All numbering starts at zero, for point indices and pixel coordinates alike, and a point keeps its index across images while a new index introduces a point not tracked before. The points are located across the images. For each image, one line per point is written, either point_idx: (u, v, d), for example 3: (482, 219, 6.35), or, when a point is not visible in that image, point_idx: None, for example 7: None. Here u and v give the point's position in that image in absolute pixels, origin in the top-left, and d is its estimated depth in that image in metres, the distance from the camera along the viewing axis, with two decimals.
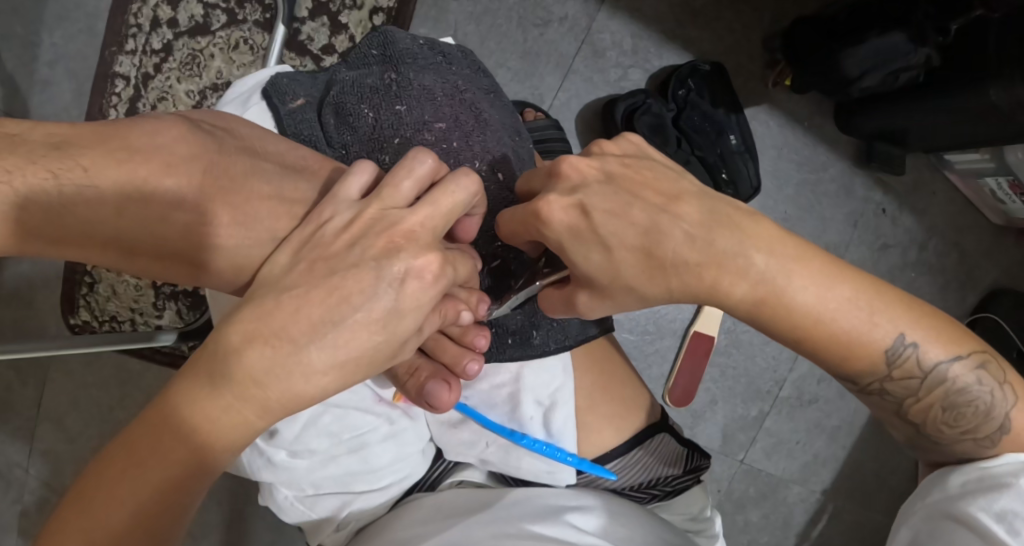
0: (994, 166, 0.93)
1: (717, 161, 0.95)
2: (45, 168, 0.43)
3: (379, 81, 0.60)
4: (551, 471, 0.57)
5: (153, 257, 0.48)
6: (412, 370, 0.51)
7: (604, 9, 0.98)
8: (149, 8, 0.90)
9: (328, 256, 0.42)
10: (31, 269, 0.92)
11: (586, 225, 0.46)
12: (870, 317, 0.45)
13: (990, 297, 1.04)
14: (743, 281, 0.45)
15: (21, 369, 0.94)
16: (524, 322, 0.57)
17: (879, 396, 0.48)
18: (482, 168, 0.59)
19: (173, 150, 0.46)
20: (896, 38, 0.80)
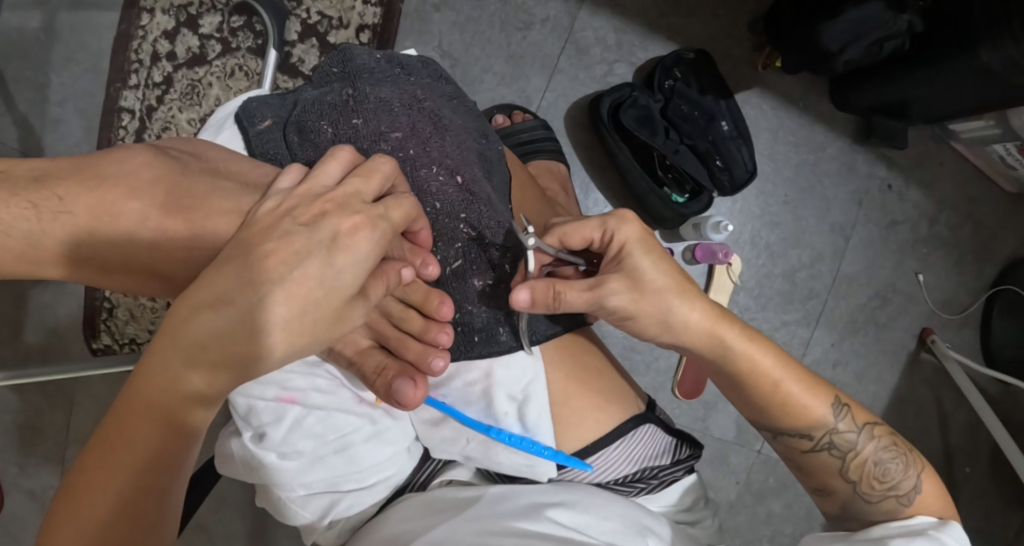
0: (1000, 132, 0.90)
1: (709, 148, 0.95)
2: (25, 200, 0.46)
3: (338, 97, 0.62)
4: (531, 464, 0.58)
5: (128, 272, 0.51)
6: (380, 369, 0.54)
7: (585, 6, 0.99)
8: (149, 43, 0.95)
9: (258, 229, 0.45)
10: (54, 299, 0.98)
11: (648, 243, 0.56)
12: (813, 389, 0.59)
13: (1010, 268, 1.01)
14: (729, 332, 0.57)
15: (50, 394, 0.99)
16: (490, 320, 0.59)
17: (827, 453, 0.59)
18: (440, 173, 0.60)
19: (138, 174, 0.49)
20: (872, 8, 0.76)
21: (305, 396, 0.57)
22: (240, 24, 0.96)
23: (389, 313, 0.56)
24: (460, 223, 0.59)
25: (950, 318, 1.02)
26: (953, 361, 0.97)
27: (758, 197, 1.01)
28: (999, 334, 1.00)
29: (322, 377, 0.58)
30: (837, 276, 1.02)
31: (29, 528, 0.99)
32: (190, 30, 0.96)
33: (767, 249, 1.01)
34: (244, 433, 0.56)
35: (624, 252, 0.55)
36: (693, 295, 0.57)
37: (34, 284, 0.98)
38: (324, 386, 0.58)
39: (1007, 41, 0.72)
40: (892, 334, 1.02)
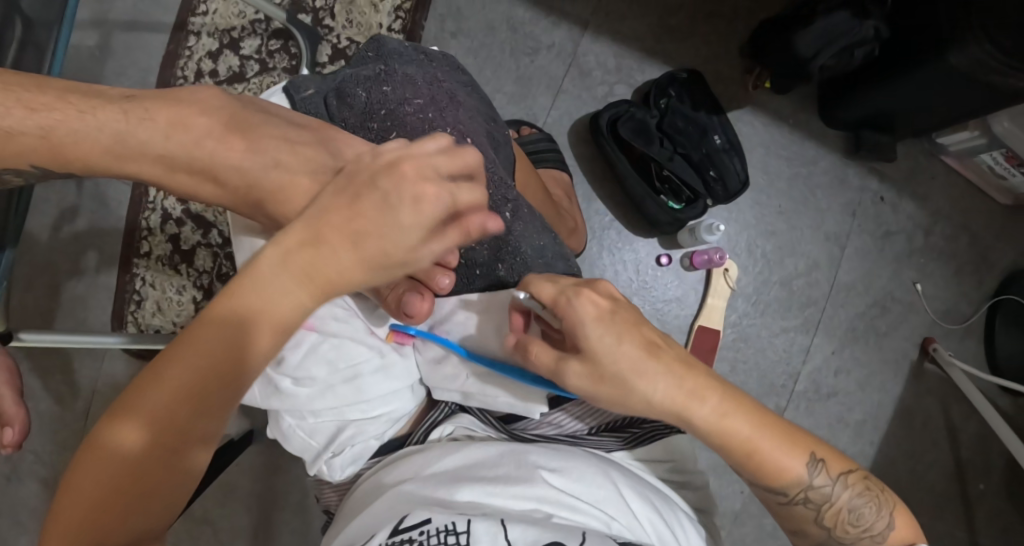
0: (987, 142, 0.95)
1: (703, 159, 1.01)
2: (119, 108, 0.49)
3: (371, 71, 0.70)
4: (524, 399, 0.61)
5: (199, 175, 0.52)
6: (392, 285, 0.60)
7: (588, 34, 1.08)
8: (194, 62, 1.08)
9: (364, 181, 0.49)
10: (86, 291, 1.05)
11: (607, 318, 0.52)
12: (789, 447, 0.53)
13: (1009, 278, 1.03)
14: (702, 406, 0.51)
15: (72, 383, 1.04)
16: (490, 257, 0.65)
17: (801, 507, 0.55)
18: (453, 134, 0.68)
19: (208, 101, 0.53)
20: (841, 16, 0.84)
21: (322, 324, 0.60)
22: (277, 47, 1.08)
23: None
24: None
25: (952, 328, 1.03)
26: (958, 369, 0.97)
27: (753, 207, 1.05)
28: (1003, 343, 1.01)
29: (339, 306, 0.62)
30: (834, 284, 1.04)
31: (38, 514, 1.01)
32: (232, 51, 1.08)
33: (763, 257, 1.04)
34: None
35: (581, 329, 0.51)
36: (660, 365, 0.51)
37: (70, 278, 1.05)
38: (340, 314, 0.62)
39: (974, 42, 0.77)
40: (893, 343, 1.03)
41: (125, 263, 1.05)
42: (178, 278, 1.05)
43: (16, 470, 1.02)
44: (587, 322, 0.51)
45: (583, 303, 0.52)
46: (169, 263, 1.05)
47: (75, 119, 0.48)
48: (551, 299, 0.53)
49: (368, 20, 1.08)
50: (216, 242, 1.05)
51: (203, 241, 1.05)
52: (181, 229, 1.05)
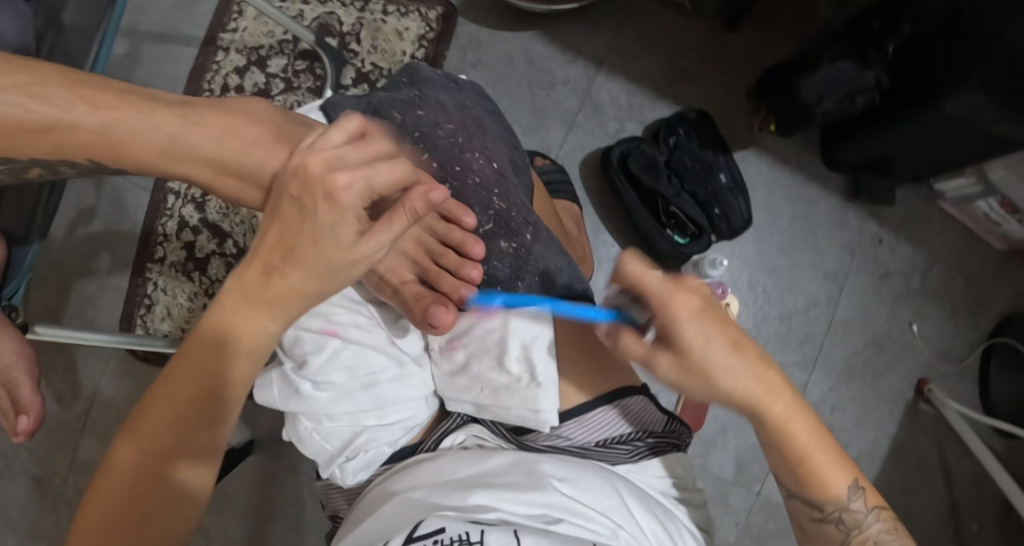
0: (982, 188, 1.00)
1: (708, 197, 1.04)
2: (176, 112, 0.51)
3: (406, 95, 0.73)
4: (537, 412, 0.62)
5: (246, 180, 0.54)
6: (418, 296, 0.66)
7: (602, 72, 1.13)
8: (221, 76, 1.12)
9: (292, 186, 0.51)
10: (97, 292, 1.07)
11: (705, 316, 0.55)
12: (837, 464, 0.56)
13: (1004, 322, 1.06)
14: (779, 403, 0.55)
15: (75, 382, 1.07)
16: (510, 274, 0.70)
17: (833, 526, 0.57)
18: (480, 158, 0.71)
19: (258, 112, 0.55)
20: (843, 65, 0.89)
21: (344, 331, 0.63)
22: (303, 67, 1.11)
23: (429, 252, 0.70)
24: (493, 196, 0.70)
25: (947, 369, 1.06)
26: (952, 409, 1.00)
27: (755, 244, 1.09)
28: (999, 386, 1.03)
29: (362, 316, 0.66)
30: (832, 322, 1.07)
31: (31, 514, 1.05)
32: (258, 69, 1.12)
33: (764, 293, 1.07)
34: (285, 363, 0.62)
35: (680, 327, 0.54)
36: (745, 359, 0.55)
37: (81, 278, 1.08)
38: (363, 323, 0.65)
39: (968, 91, 0.81)
40: (889, 381, 1.05)
41: (138, 268, 1.07)
42: (189, 284, 1.06)
43: (8, 467, 1.06)
44: (693, 323, 0.55)
45: (693, 305, 0.55)
46: (183, 270, 1.06)
47: (137, 120, 0.49)
48: (657, 291, 0.56)
49: (392, 47, 1.12)
50: (229, 252, 1.06)
51: (218, 250, 1.07)
52: (196, 238, 1.07)
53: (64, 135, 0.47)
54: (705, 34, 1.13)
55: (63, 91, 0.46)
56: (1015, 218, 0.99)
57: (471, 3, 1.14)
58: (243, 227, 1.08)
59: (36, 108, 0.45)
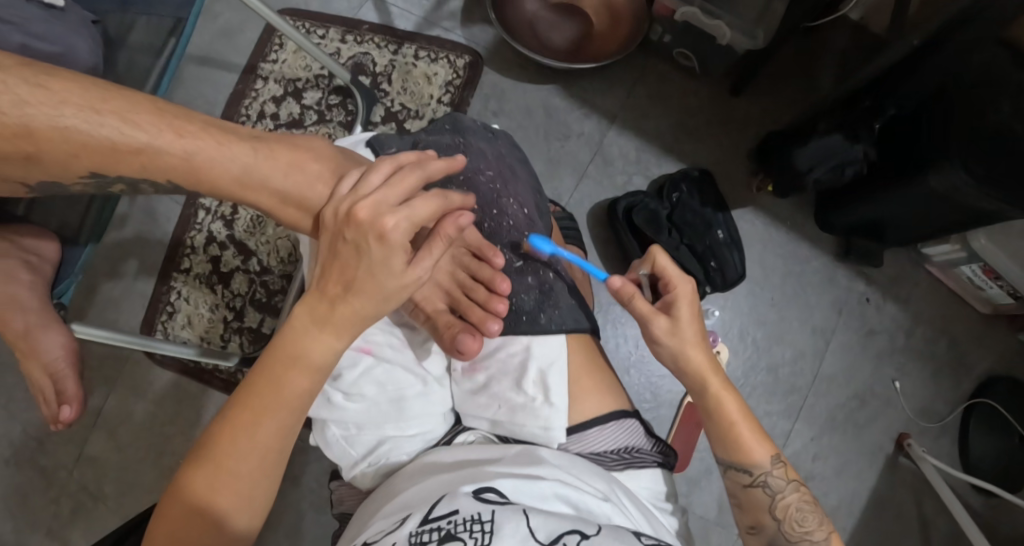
0: (966, 255, 1.07)
1: (706, 251, 1.11)
2: (250, 145, 0.60)
3: (451, 141, 0.84)
4: (547, 429, 0.70)
5: (302, 210, 0.63)
6: (449, 324, 0.77)
7: (613, 128, 1.21)
8: (258, 104, 1.19)
9: (347, 223, 0.60)
10: (121, 294, 1.13)
11: (689, 301, 0.73)
12: (760, 436, 0.70)
13: (984, 384, 1.12)
14: (717, 380, 0.71)
15: (90, 379, 1.12)
16: (535, 307, 0.77)
17: (760, 489, 0.69)
18: (513, 203, 0.83)
19: (316, 148, 0.65)
20: (833, 139, 0.98)
21: (377, 350, 0.75)
22: (336, 102, 1.19)
23: (462, 286, 0.80)
24: (523, 235, 0.82)
25: (928, 426, 1.12)
26: (930, 464, 1.05)
27: (748, 296, 1.15)
28: (976, 446, 1.09)
29: (394, 339, 0.77)
30: (818, 375, 1.13)
31: (35, 503, 1.09)
32: (294, 99, 1.19)
33: (754, 343, 1.14)
34: None
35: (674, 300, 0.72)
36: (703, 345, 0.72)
37: (108, 279, 1.14)
38: (395, 343, 0.77)
39: (948, 168, 0.86)
40: (870, 434, 1.11)
41: (164, 276, 1.13)
42: (211, 296, 1.13)
43: (15, 456, 1.11)
44: (680, 306, 0.72)
45: (681, 291, 0.72)
46: (207, 282, 1.13)
47: (215, 150, 0.58)
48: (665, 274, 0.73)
49: (420, 90, 1.20)
50: (253, 269, 1.13)
51: (242, 266, 1.13)
52: (222, 253, 1.14)
53: (152, 157, 0.56)
54: (712, 97, 1.22)
55: (154, 120, 0.55)
56: (998, 284, 1.06)
57: (497, 54, 1.23)
58: (268, 247, 1.14)
59: (133, 133, 0.54)
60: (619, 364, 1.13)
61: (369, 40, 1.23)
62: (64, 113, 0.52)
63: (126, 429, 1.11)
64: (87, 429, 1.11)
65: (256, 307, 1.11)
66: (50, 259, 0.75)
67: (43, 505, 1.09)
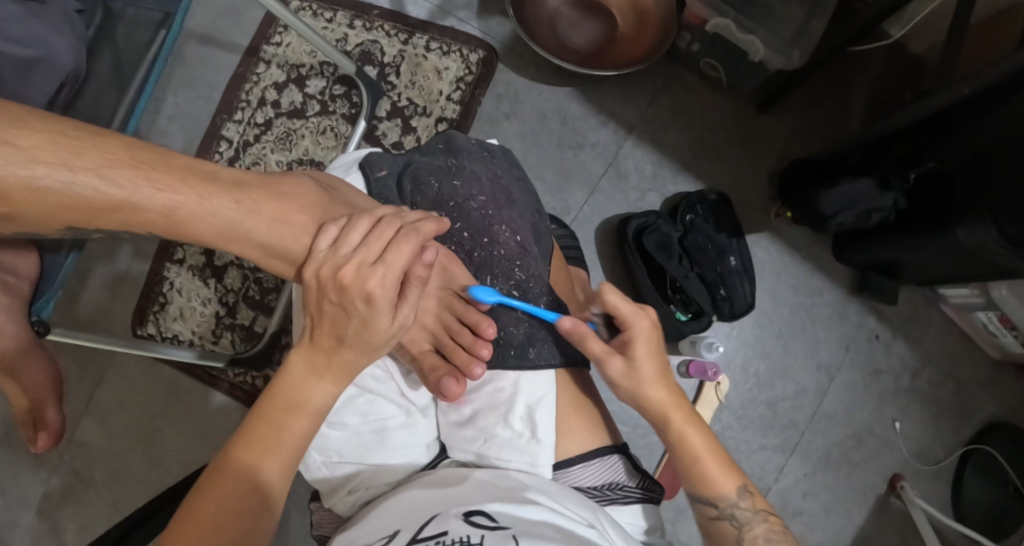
0: (983, 302, 1.02)
1: (716, 278, 1.08)
2: (230, 195, 0.59)
3: (444, 163, 0.79)
4: (531, 465, 0.66)
5: (286, 261, 0.63)
6: (434, 366, 0.72)
7: (631, 139, 1.17)
8: (259, 89, 1.13)
9: (337, 278, 0.58)
10: (113, 281, 1.10)
11: (651, 335, 0.65)
12: (725, 467, 0.62)
13: (986, 430, 1.10)
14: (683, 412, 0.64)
15: (81, 365, 1.11)
16: (524, 340, 0.72)
17: (727, 522, 0.61)
18: (505, 231, 0.76)
19: (305, 198, 0.63)
20: (864, 184, 0.92)
21: (362, 380, 0.71)
22: (340, 93, 1.13)
23: (446, 327, 0.75)
24: (513, 267, 0.75)
25: (923, 468, 1.10)
26: (919, 508, 1.04)
27: (754, 326, 1.13)
28: (972, 492, 1.07)
29: (378, 368, 0.73)
30: (818, 411, 1.11)
31: (23, 483, 1.09)
32: (297, 87, 1.13)
33: (756, 375, 1.12)
34: None
35: (634, 339, 0.64)
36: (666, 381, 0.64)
37: (100, 263, 1.11)
38: (379, 375, 0.72)
39: (981, 226, 0.81)
40: (864, 474, 1.09)
41: (159, 265, 1.10)
42: (206, 289, 1.11)
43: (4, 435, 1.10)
44: (640, 342, 0.64)
45: (642, 324, 0.64)
46: (201, 275, 1.10)
47: (195, 204, 0.57)
48: (628, 310, 0.64)
49: (430, 85, 1.14)
50: (248, 265, 1.10)
51: (236, 261, 1.11)
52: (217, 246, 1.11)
53: (130, 213, 0.55)
54: (735, 114, 1.17)
55: (131, 174, 0.54)
56: (1011, 333, 1.02)
57: (514, 51, 1.17)
58: None
59: (110, 191, 0.54)
60: None
61: (378, 27, 1.16)
62: (33, 172, 0.51)
63: (116, 418, 1.10)
64: (75, 415, 1.10)
65: (249, 304, 1.09)
66: (28, 277, 0.74)
67: (32, 487, 1.09)
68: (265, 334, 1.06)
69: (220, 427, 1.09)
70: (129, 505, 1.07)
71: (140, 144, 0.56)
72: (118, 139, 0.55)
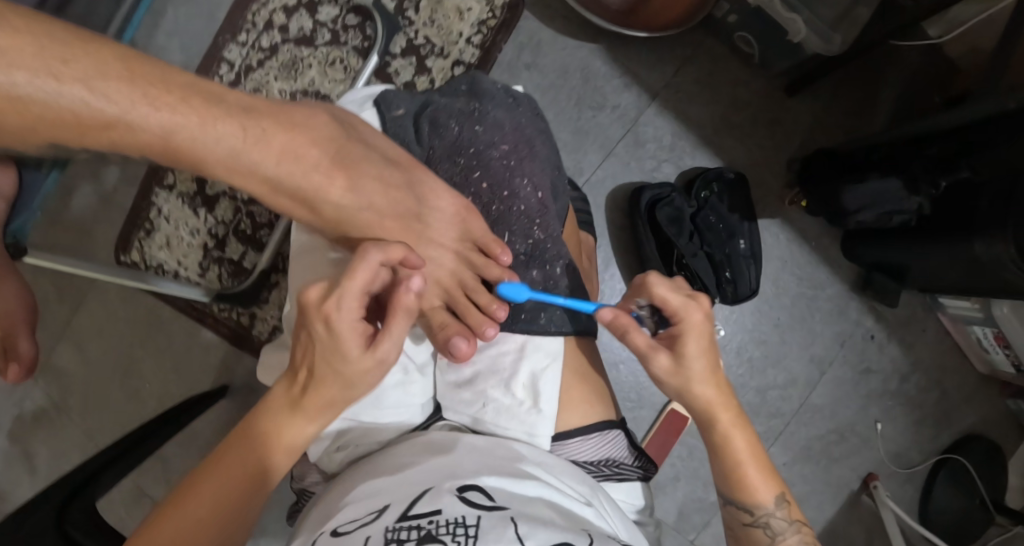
0: (982, 317, 1.01)
1: (723, 260, 1.05)
2: (239, 122, 0.58)
3: (465, 106, 0.74)
4: (530, 435, 0.64)
5: (294, 199, 0.64)
6: (443, 324, 0.69)
7: (653, 106, 1.11)
8: (267, 10, 1.06)
9: (327, 317, 0.56)
10: (99, 201, 1.07)
11: (704, 328, 0.61)
12: (765, 474, 0.61)
13: (963, 441, 1.11)
14: (728, 410, 0.61)
15: (61, 287, 1.07)
16: (537, 305, 0.70)
17: (760, 530, 0.60)
18: (527, 186, 0.73)
19: (319, 130, 0.63)
20: (890, 184, 0.89)
21: None
22: (354, 23, 1.06)
23: (461, 285, 0.72)
24: (534, 225, 0.73)
25: (897, 471, 1.11)
26: (890, 510, 1.06)
27: (754, 312, 1.11)
28: (938, 498, 1.09)
29: None
30: (804, 404, 1.11)
31: None
32: (308, 13, 1.06)
33: (749, 361, 1.11)
34: None
35: (687, 335, 0.61)
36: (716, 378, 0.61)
37: (86, 183, 1.06)
38: None
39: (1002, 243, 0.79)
40: (840, 470, 1.11)
41: (147, 189, 1.06)
42: (195, 220, 1.06)
43: None
44: (691, 339, 0.61)
45: (696, 317, 0.61)
46: (190, 204, 1.06)
47: (197, 126, 0.56)
48: (678, 300, 0.61)
49: (450, 25, 1.07)
50: (240, 197, 1.05)
51: (228, 192, 1.06)
52: None
53: (124, 131, 0.53)
54: (762, 94, 1.13)
55: (128, 90, 0.52)
56: (1004, 352, 1.03)
57: None
58: None
59: (102, 103, 0.51)
60: (609, 359, 1.10)
61: None
62: (18, 79, 0.48)
63: (93, 345, 1.07)
64: (54, 339, 1.07)
65: (239, 238, 1.05)
66: (6, 195, 0.75)
67: (7, 406, 1.07)
68: (253, 271, 1.02)
69: (202, 362, 1.08)
70: (103, 435, 1.06)
71: (136, 56, 0.54)
72: (110, 49, 0.52)
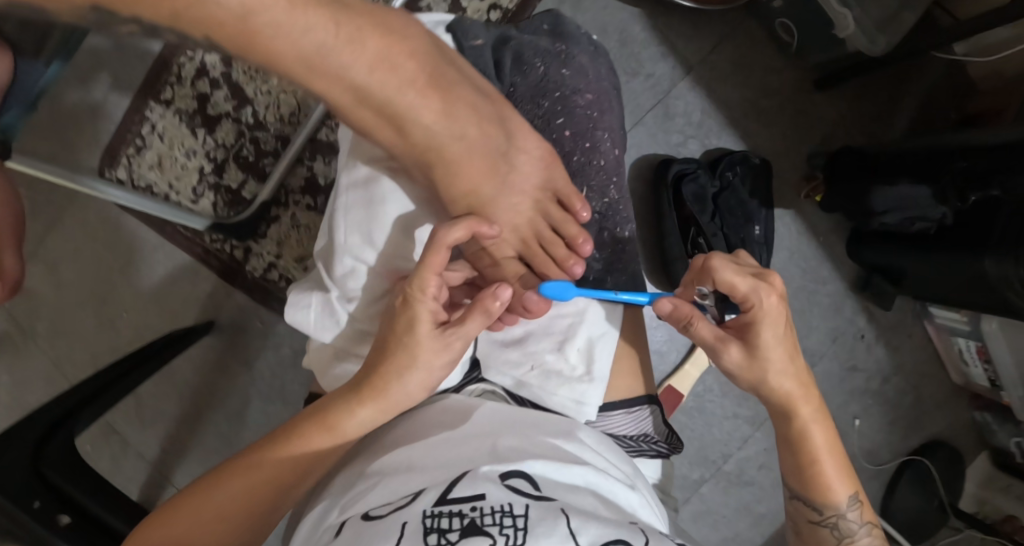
0: (968, 330, 1.05)
1: (738, 244, 1.03)
2: (332, 16, 0.53)
3: (551, 46, 0.72)
4: (577, 404, 0.63)
5: (379, 114, 0.59)
6: (517, 276, 0.68)
7: (687, 79, 1.08)
8: None
9: (406, 308, 0.56)
10: (88, 107, 0.97)
11: (779, 313, 0.59)
12: (842, 475, 0.61)
13: (930, 445, 1.16)
14: (810, 406, 0.61)
15: (35, 198, 0.98)
16: (601, 270, 0.73)
17: (828, 530, 0.62)
18: (607, 140, 0.73)
19: (416, 42, 0.58)
20: (920, 192, 0.88)
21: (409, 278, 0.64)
22: None
23: (537, 235, 0.68)
24: (611, 181, 0.74)
25: (867, 466, 1.16)
26: None
27: None
28: (901, 496, 1.15)
29: None
30: None
31: None
32: None
33: None
34: (332, 291, 0.64)
35: (757, 324, 0.59)
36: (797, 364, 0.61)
37: (74, 88, 0.97)
38: None
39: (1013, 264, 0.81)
40: None
41: (141, 100, 0.96)
42: (192, 140, 0.97)
43: None
44: (761, 332, 0.59)
45: (770, 304, 0.58)
46: (188, 122, 0.97)
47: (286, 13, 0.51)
48: (746, 285, 0.58)
49: None
50: (245, 120, 0.97)
51: (233, 114, 0.97)
52: (213, 91, 0.97)
53: None
54: (794, 84, 1.11)
55: None
56: (983, 365, 1.06)
57: None
58: (267, 98, 0.97)
59: None
60: None
61: None
62: None
63: (67, 268, 0.99)
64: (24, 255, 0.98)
65: (241, 166, 0.98)
66: None
67: None
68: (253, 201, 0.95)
69: (185, 296, 1.00)
70: (72, 365, 0.99)
71: None
72: None
